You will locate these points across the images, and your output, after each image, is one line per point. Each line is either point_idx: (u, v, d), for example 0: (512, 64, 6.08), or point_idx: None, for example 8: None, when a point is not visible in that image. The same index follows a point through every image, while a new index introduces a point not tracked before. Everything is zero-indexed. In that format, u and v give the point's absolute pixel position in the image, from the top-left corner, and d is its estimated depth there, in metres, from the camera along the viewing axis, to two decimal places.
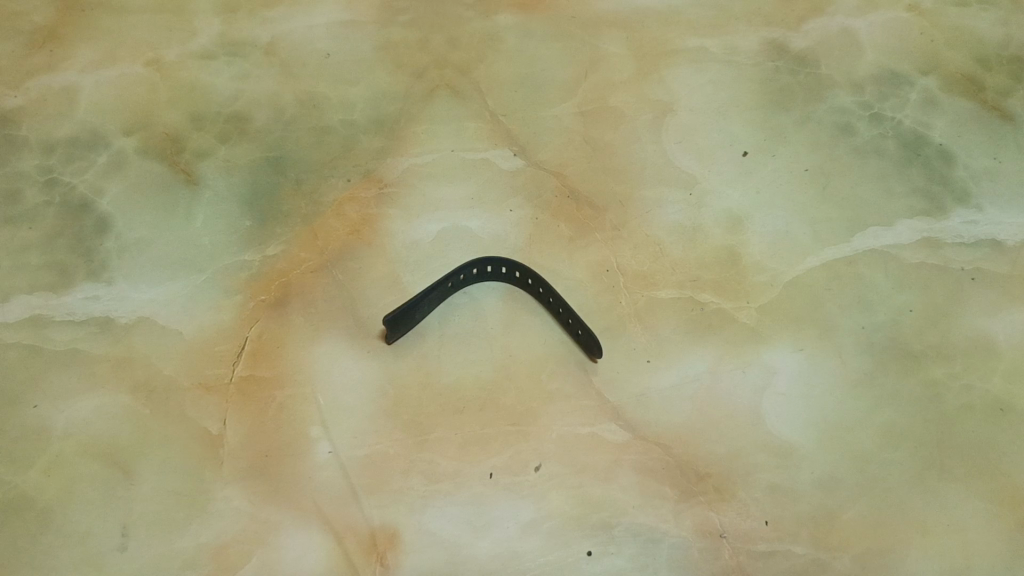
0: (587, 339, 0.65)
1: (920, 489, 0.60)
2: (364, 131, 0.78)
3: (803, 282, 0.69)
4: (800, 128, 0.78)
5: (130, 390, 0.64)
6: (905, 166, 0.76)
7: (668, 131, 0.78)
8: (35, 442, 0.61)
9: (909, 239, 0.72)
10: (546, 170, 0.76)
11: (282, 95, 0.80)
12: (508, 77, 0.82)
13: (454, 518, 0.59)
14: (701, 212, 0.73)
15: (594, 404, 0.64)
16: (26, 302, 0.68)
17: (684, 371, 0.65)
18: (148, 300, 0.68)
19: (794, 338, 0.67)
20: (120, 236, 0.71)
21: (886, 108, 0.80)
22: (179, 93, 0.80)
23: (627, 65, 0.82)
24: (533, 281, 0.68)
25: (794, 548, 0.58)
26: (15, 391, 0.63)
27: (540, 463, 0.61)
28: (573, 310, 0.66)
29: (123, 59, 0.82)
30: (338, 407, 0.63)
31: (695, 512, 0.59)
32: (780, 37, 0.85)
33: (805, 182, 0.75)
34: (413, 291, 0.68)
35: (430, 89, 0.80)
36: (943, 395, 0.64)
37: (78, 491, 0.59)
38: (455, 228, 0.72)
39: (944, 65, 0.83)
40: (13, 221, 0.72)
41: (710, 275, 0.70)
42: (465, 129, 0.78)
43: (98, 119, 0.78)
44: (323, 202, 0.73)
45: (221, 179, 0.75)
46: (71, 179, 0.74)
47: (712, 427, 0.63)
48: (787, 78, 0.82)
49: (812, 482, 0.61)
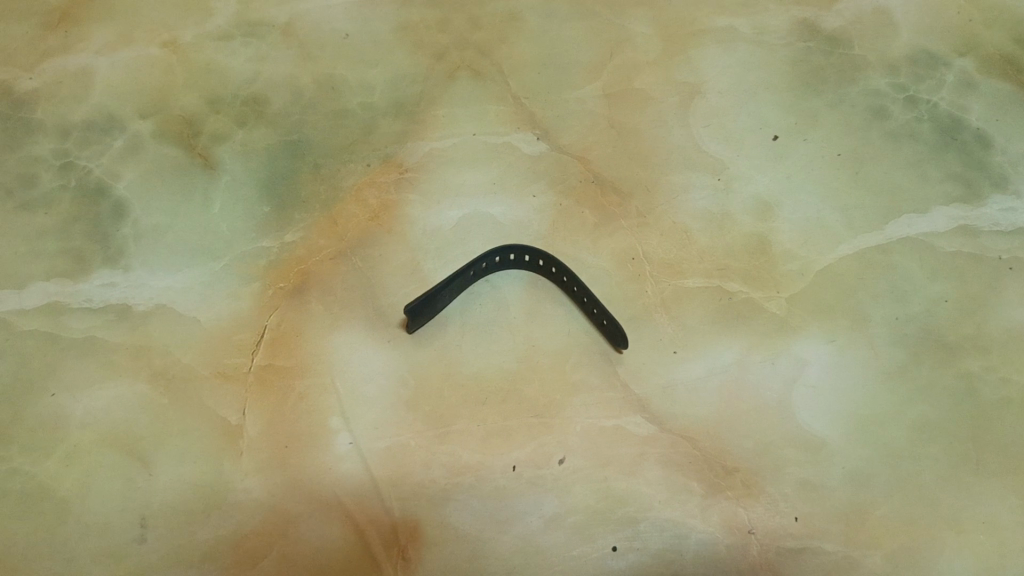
0: (612, 329, 0.64)
1: (955, 485, 0.59)
2: (384, 114, 0.76)
3: (834, 271, 0.68)
4: (832, 111, 0.76)
5: (148, 379, 0.63)
6: (940, 150, 0.74)
7: (696, 114, 0.76)
8: (53, 432, 0.61)
9: (945, 227, 0.69)
10: (570, 154, 0.74)
11: (301, 77, 0.79)
12: (531, 59, 0.80)
13: (477, 512, 0.58)
14: (729, 198, 0.71)
15: (620, 397, 0.62)
16: (43, 289, 0.67)
17: (712, 363, 0.64)
18: (165, 287, 0.67)
19: (825, 329, 0.65)
20: (137, 222, 0.70)
21: (921, 91, 0.77)
22: (195, 75, 0.79)
23: (653, 45, 0.80)
24: (556, 269, 0.67)
25: (824, 545, 0.56)
26: (32, 380, 0.63)
27: (564, 456, 0.60)
28: (598, 299, 0.65)
29: (138, 41, 0.81)
30: (359, 397, 0.62)
31: (722, 508, 0.58)
32: (811, 16, 0.82)
33: (837, 167, 0.73)
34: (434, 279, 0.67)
35: (451, 70, 0.79)
36: (979, 390, 0.62)
37: (96, 482, 0.59)
38: (477, 214, 0.70)
39: (982, 46, 0.80)
40: (28, 206, 0.71)
41: (738, 264, 0.68)
42: (487, 112, 0.76)
43: (114, 102, 0.77)
44: (342, 187, 0.72)
45: (238, 163, 0.73)
46: (86, 164, 0.73)
47: (741, 420, 0.61)
48: (819, 59, 0.79)
49: (843, 478, 0.59)
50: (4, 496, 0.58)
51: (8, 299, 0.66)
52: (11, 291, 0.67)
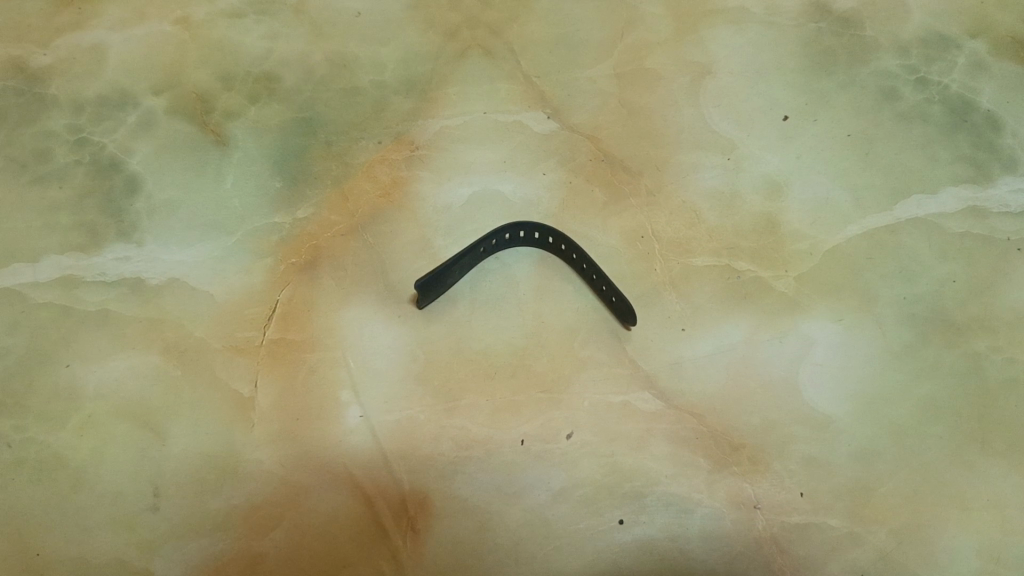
0: (621, 306, 0.64)
1: (960, 463, 0.59)
2: (396, 92, 0.77)
3: (842, 251, 0.68)
4: (842, 92, 0.76)
5: (161, 351, 0.64)
6: (951, 132, 0.74)
7: (706, 95, 0.76)
8: (67, 402, 0.61)
9: (954, 208, 0.70)
10: (581, 133, 0.74)
11: (313, 54, 0.79)
12: (542, 39, 0.80)
13: (485, 485, 0.58)
14: (739, 178, 0.72)
15: (628, 373, 0.63)
16: (57, 262, 0.67)
17: (720, 340, 0.64)
18: (178, 261, 0.68)
19: (833, 308, 0.65)
20: (150, 197, 0.71)
21: (932, 72, 0.77)
22: (208, 52, 0.79)
23: (665, 25, 0.80)
24: (566, 247, 0.67)
25: (830, 521, 0.57)
26: (47, 351, 0.64)
27: (571, 431, 0.60)
28: (607, 276, 0.65)
29: (151, 17, 0.81)
30: (369, 371, 0.63)
31: (728, 483, 0.59)
32: None
33: (847, 148, 0.73)
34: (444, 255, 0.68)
35: (462, 49, 0.79)
36: (985, 369, 0.63)
37: (110, 452, 0.59)
38: (487, 192, 0.71)
39: (994, 28, 0.80)
40: (42, 180, 0.72)
41: (747, 243, 0.68)
42: (498, 91, 0.76)
43: (127, 78, 0.77)
44: (353, 164, 0.72)
45: (250, 140, 0.74)
46: (100, 139, 0.74)
47: (748, 397, 0.62)
48: (830, 41, 0.79)
49: (849, 455, 0.60)
50: (19, 464, 0.59)
51: (23, 271, 0.67)
52: (26, 264, 0.67)
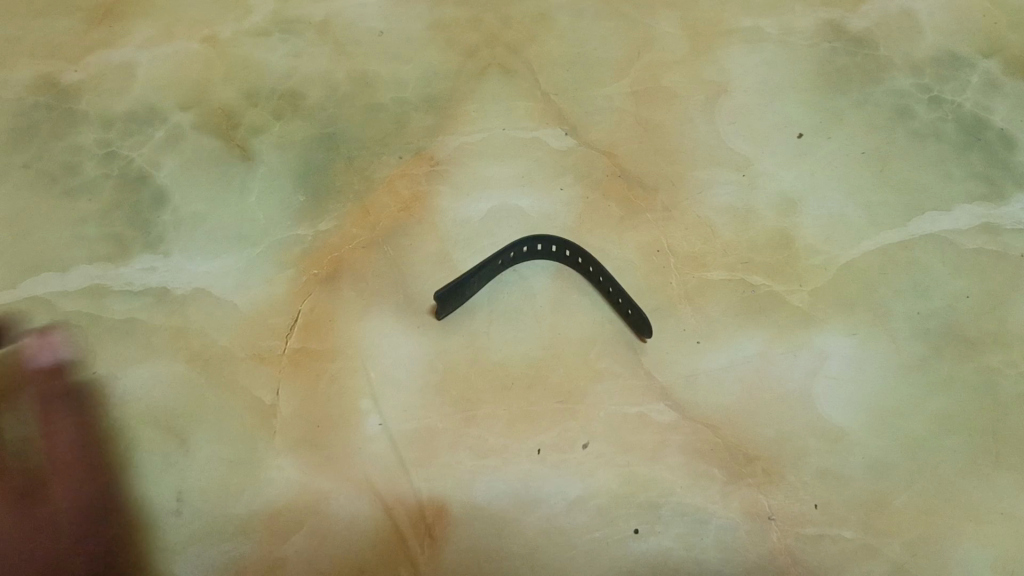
0: (635, 320, 0.65)
1: (973, 477, 0.60)
2: (416, 108, 0.78)
3: (857, 266, 0.68)
4: (856, 110, 0.77)
5: (186, 359, 0.65)
6: (964, 150, 0.74)
7: (722, 112, 0.77)
8: (93, 408, 0.63)
9: (967, 224, 0.70)
10: (597, 149, 0.75)
11: (335, 72, 0.81)
12: (559, 57, 0.81)
13: (502, 493, 0.59)
14: (753, 194, 0.73)
15: (643, 385, 0.64)
16: (86, 272, 0.69)
17: (734, 353, 0.65)
18: (203, 272, 0.69)
19: (848, 322, 0.66)
20: (176, 210, 0.73)
21: (945, 91, 0.78)
22: (233, 69, 0.81)
23: (681, 45, 0.81)
24: (584, 261, 0.68)
25: (844, 532, 0.58)
26: (74, 357, 0.65)
27: (587, 441, 0.61)
28: (623, 290, 0.66)
29: (177, 35, 0.83)
30: (389, 381, 0.64)
31: (743, 494, 0.59)
32: (837, 17, 0.83)
33: (861, 165, 0.74)
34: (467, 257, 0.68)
35: (481, 67, 0.80)
36: (999, 384, 0.63)
37: (135, 457, 0.61)
38: (506, 206, 0.72)
39: (1009, 48, 0.80)
40: (72, 192, 0.74)
41: (762, 258, 0.69)
42: (516, 108, 0.77)
43: (156, 95, 0.79)
44: (374, 179, 0.74)
45: (275, 154, 0.76)
46: (129, 153, 0.76)
47: (763, 409, 0.63)
48: (844, 60, 0.80)
49: (864, 467, 0.60)
50: None
51: (52, 280, 0.69)
52: (54, 273, 0.69)
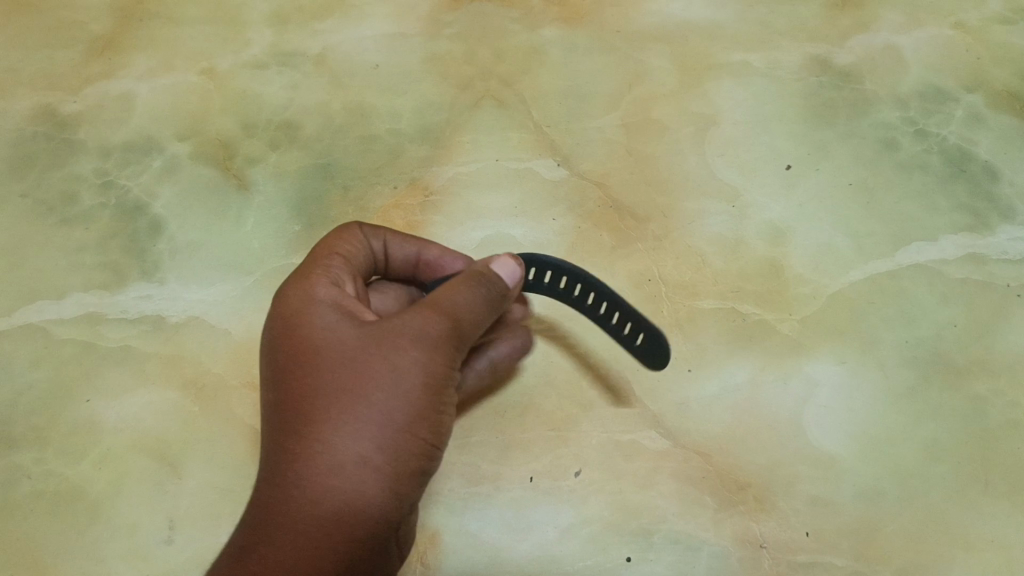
0: (651, 348, 0.61)
1: (963, 504, 0.61)
2: (411, 140, 0.77)
3: (845, 295, 0.68)
4: (842, 143, 0.75)
5: (180, 386, 0.67)
6: (949, 182, 0.73)
7: (711, 143, 0.75)
8: (87, 435, 0.65)
9: (953, 255, 0.70)
10: (588, 180, 0.74)
11: (332, 103, 0.79)
12: (552, 88, 0.79)
13: (494, 521, 0.62)
14: (743, 224, 0.72)
15: (635, 412, 0.65)
16: (81, 300, 0.71)
17: (725, 381, 0.65)
18: (199, 299, 0.71)
19: (838, 350, 0.66)
20: (172, 238, 0.73)
21: (931, 124, 0.76)
22: (231, 100, 0.79)
23: (670, 77, 0.79)
24: (583, 289, 0.63)
25: (835, 560, 0.59)
26: (69, 386, 0.67)
27: (579, 469, 0.63)
28: (634, 313, 0.61)
29: (177, 66, 0.81)
30: None
31: (735, 521, 0.61)
32: (823, 52, 0.79)
33: (848, 197, 0.73)
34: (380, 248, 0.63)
35: (475, 100, 0.78)
36: (986, 412, 0.64)
37: (125, 483, 0.63)
38: (499, 236, 0.73)
39: (991, 82, 0.78)
40: (70, 221, 0.75)
41: (753, 287, 0.69)
42: (510, 140, 0.76)
43: (153, 126, 0.78)
44: (369, 209, 0.74)
45: (270, 185, 0.75)
46: (126, 183, 0.76)
47: (754, 436, 0.63)
48: (831, 94, 0.77)
49: (854, 495, 0.61)
50: (39, 497, 0.63)
51: (49, 308, 0.70)
52: (52, 301, 0.71)
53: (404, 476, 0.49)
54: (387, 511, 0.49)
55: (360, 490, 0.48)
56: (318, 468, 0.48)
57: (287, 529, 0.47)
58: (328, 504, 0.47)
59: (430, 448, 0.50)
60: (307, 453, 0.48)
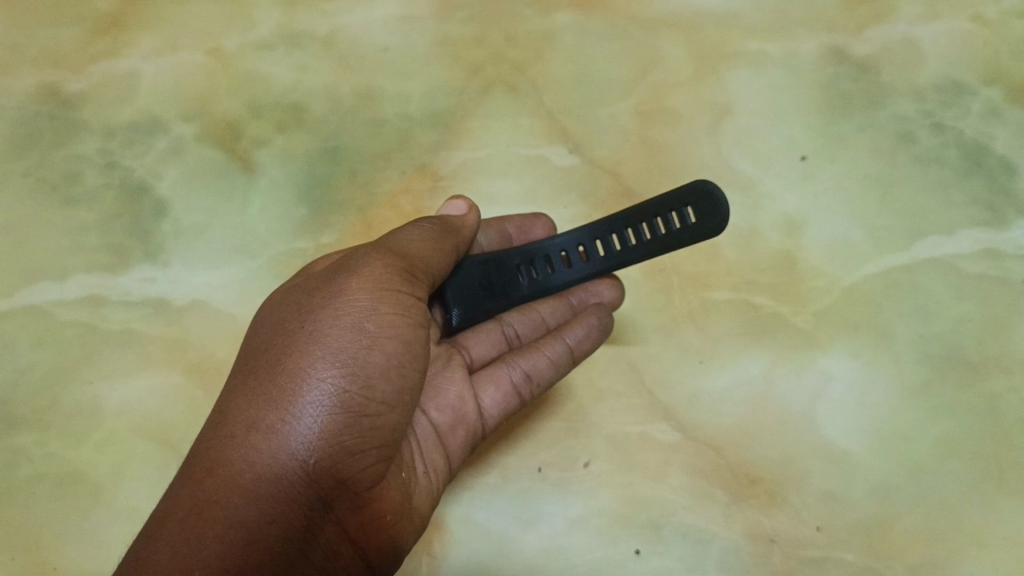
0: (702, 214, 0.57)
1: (974, 502, 0.61)
2: (420, 125, 0.76)
3: (861, 290, 0.67)
4: (859, 135, 0.73)
5: (184, 370, 0.67)
6: (966, 176, 0.72)
7: (726, 132, 0.74)
8: (91, 418, 0.65)
9: (969, 250, 0.69)
10: (601, 168, 0.74)
11: (339, 85, 0.77)
12: (565, 74, 0.77)
13: (502, 512, 0.62)
14: (757, 215, 0.71)
15: (646, 404, 0.65)
16: (83, 282, 0.70)
17: (739, 374, 0.65)
18: (203, 283, 0.70)
19: (852, 344, 0.65)
20: (177, 221, 0.72)
21: (948, 117, 0.74)
22: (238, 80, 0.77)
23: (686, 65, 0.76)
24: (602, 242, 0.59)
25: (846, 556, 0.60)
26: (72, 369, 0.67)
27: (589, 460, 0.63)
28: (667, 210, 0.58)
29: (183, 45, 0.79)
30: None
31: (747, 516, 0.61)
32: (841, 42, 0.77)
33: (863, 190, 0.71)
34: (488, 241, 0.66)
35: (486, 85, 0.77)
36: (1001, 408, 0.63)
37: (128, 468, 0.64)
38: None
39: (1010, 75, 0.75)
40: (73, 201, 0.74)
41: (767, 279, 0.68)
42: (522, 126, 0.75)
43: (158, 105, 0.77)
44: (378, 193, 0.73)
45: (278, 168, 0.74)
46: (130, 163, 0.75)
47: (765, 430, 0.63)
48: (848, 85, 0.75)
49: (865, 490, 0.61)
50: (41, 479, 0.64)
51: (51, 290, 0.70)
52: (54, 282, 0.70)
53: (328, 409, 0.46)
54: (310, 449, 0.45)
55: (273, 426, 0.45)
56: (236, 411, 0.46)
57: (197, 474, 0.44)
58: (222, 468, 0.44)
59: (368, 381, 0.47)
60: (229, 405, 0.46)
